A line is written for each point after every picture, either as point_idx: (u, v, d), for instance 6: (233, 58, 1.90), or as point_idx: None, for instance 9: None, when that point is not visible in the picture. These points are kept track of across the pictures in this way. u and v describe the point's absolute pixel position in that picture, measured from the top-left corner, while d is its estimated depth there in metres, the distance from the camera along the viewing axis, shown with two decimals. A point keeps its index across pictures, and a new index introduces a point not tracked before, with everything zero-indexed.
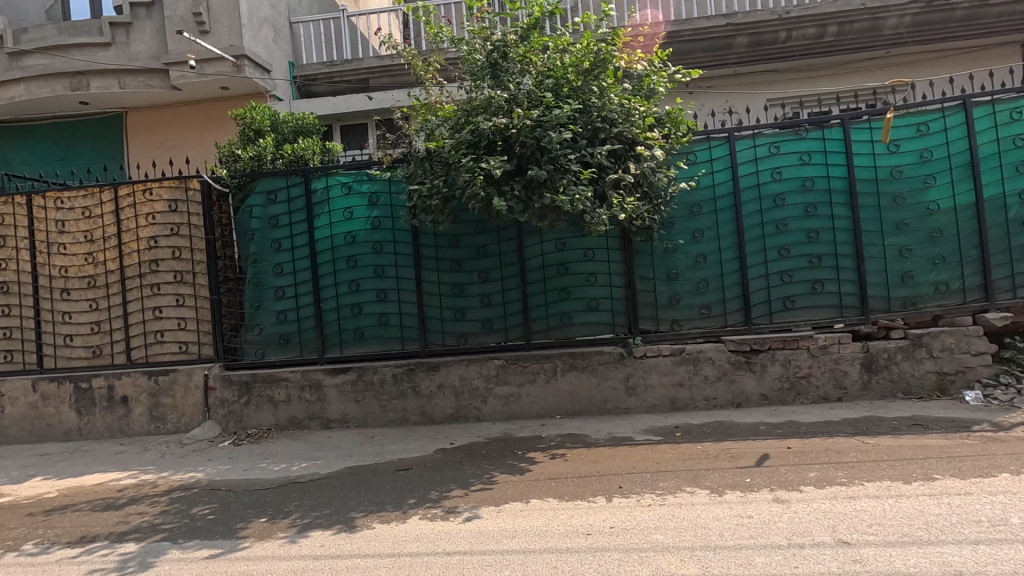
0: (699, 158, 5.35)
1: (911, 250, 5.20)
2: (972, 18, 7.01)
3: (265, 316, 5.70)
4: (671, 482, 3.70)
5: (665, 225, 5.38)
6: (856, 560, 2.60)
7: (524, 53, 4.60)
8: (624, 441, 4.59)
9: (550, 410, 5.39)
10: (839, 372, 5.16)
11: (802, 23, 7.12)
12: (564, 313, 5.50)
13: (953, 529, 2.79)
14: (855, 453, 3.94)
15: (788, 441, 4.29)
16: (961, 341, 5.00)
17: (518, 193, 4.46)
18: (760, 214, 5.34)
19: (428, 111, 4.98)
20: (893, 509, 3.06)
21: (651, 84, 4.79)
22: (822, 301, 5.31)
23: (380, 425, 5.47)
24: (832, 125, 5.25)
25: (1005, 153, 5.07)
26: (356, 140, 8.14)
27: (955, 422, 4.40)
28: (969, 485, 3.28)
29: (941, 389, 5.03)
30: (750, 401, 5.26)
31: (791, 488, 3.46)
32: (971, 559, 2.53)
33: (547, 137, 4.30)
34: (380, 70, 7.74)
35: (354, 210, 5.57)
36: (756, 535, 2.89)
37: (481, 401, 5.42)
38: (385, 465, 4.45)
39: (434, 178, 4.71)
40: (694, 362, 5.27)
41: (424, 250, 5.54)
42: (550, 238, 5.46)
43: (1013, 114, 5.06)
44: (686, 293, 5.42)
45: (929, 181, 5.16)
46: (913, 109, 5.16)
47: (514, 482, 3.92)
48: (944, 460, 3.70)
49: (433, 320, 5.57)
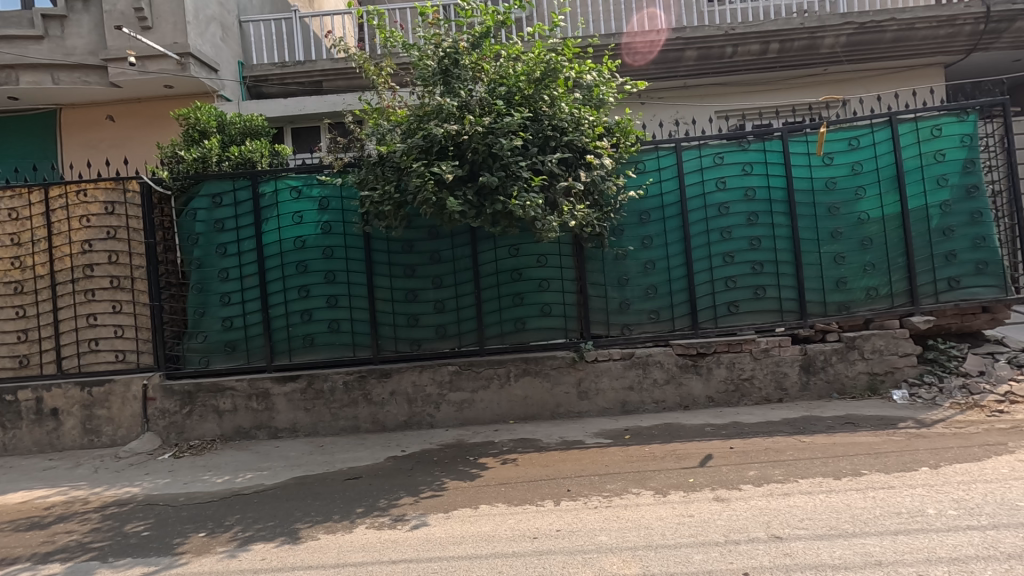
0: (647, 167, 5.51)
1: (844, 257, 5.48)
2: (901, 40, 7.48)
3: (209, 323, 5.50)
4: (618, 484, 3.78)
5: (616, 231, 5.50)
6: (787, 554, 2.72)
7: (476, 60, 4.64)
8: (575, 445, 4.66)
9: (504, 415, 5.41)
10: (779, 374, 5.39)
11: (746, 39, 7.42)
12: (518, 318, 5.54)
13: (876, 522, 2.96)
14: (792, 451, 4.12)
15: (731, 441, 4.45)
16: (890, 343, 5.30)
17: (470, 199, 4.47)
18: (705, 222, 5.54)
19: (380, 115, 4.94)
20: (823, 504, 3.22)
21: (600, 94, 4.86)
22: (764, 306, 5.53)
23: (331, 433, 5.38)
24: (772, 138, 5.50)
25: (927, 167, 5.41)
26: (308, 143, 8.01)
27: (883, 420, 4.66)
28: (892, 479, 3.49)
29: (872, 389, 5.32)
30: (697, 403, 5.42)
31: (730, 487, 3.59)
32: (890, 549, 2.68)
33: (498, 144, 4.34)
34: (334, 73, 7.65)
35: (304, 214, 5.47)
36: (696, 534, 2.99)
37: (435, 407, 5.40)
38: (333, 475, 4.37)
39: (386, 183, 4.67)
40: (644, 366, 5.40)
41: (377, 255, 5.48)
42: (504, 244, 5.49)
43: (935, 130, 5.39)
44: (636, 298, 5.55)
45: (861, 193, 5.46)
46: (845, 124, 5.47)
47: (465, 488, 3.92)
48: (872, 456, 3.91)
49: (386, 326, 5.50)
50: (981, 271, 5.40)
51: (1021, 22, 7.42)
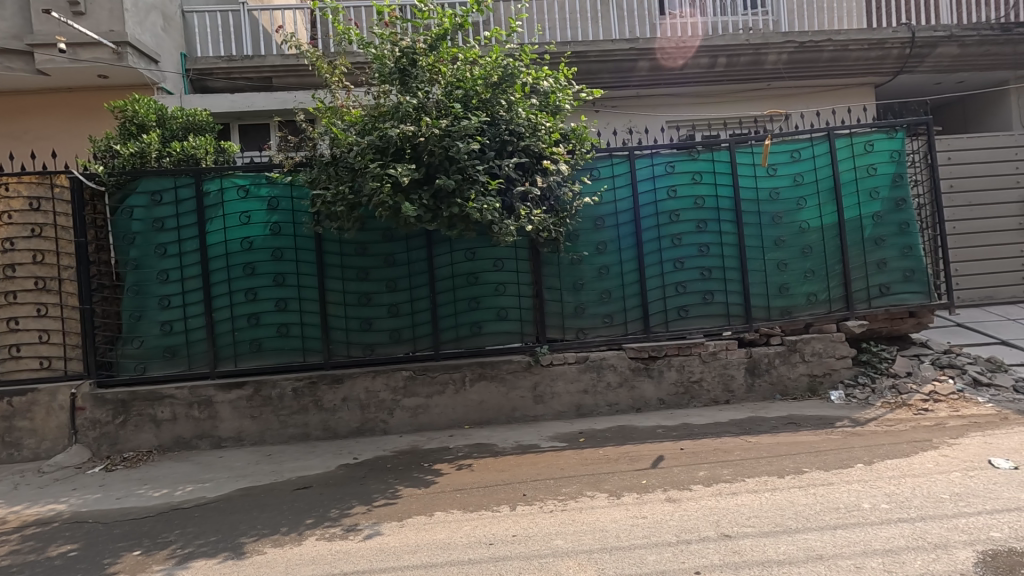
0: (602, 174, 5.59)
1: (787, 264, 5.73)
2: (837, 60, 7.93)
3: (146, 327, 5.20)
4: (574, 487, 3.81)
5: (572, 236, 5.56)
6: (735, 551, 2.81)
7: (432, 62, 4.58)
8: (530, 449, 4.67)
9: (459, 420, 5.37)
10: (727, 376, 5.59)
11: (696, 53, 7.69)
12: (474, 323, 5.51)
13: (817, 517, 3.10)
14: (739, 451, 4.27)
15: (682, 442, 4.57)
16: (828, 346, 5.59)
17: (426, 202, 4.43)
18: (657, 228, 5.68)
19: (334, 114, 4.82)
20: (768, 502, 3.34)
21: (557, 100, 4.90)
22: (712, 310, 5.71)
23: (279, 442, 5.20)
24: (720, 148, 5.70)
25: (861, 180, 5.74)
26: (256, 142, 7.72)
27: (822, 419, 4.91)
28: (831, 476, 3.67)
29: (812, 390, 5.59)
30: (649, 406, 5.55)
31: (682, 487, 3.68)
32: (830, 543, 2.82)
33: (456, 147, 4.32)
34: (284, 70, 7.42)
35: (251, 214, 5.26)
36: (649, 535, 3.05)
37: (389, 413, 5.30)
38: (282, 485, 4.21)
39: (339, 184, 4.54)
40: (598, 369, 5.49)
41: (329, 257, 5.33)
42: (460, 248, 5.45)
43: (868, 146, 5.74)
44: (591, 302, 5.62)
45: (802, 203, 5.74)
46: (787, 138, 5.74)
47: (420, 495, 3.85)
48: (812, 454, 4.10)
49: (337, 330, 5.36)
50: (908, 278, 5.77)
51: (941, 48, 8.02)
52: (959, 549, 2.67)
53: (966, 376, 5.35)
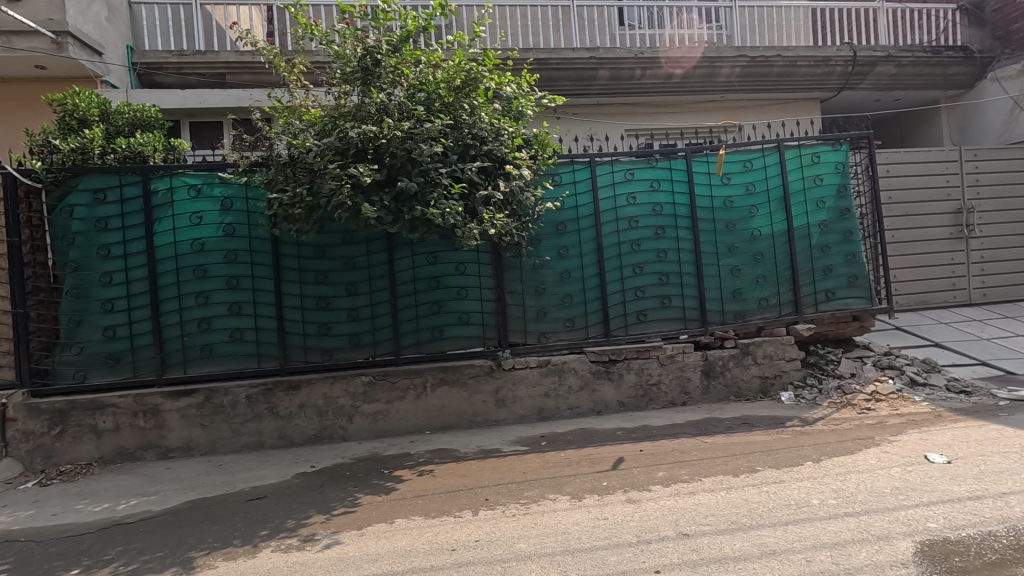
0: (563, 180, 5.66)
1: (740, 270, 5.93)
2: (786, 75, 8.30)
3: (87, 332, 4.92)
4: (536, 490, 3.82)
5: (534, 241, 5.59)
6: (694, 550, 2.87)
7: (395, 63, 4.53)
8: (492, 453, 4.66)
9: (420, 426, 5.30)
10: (684, 379, 5.73)
11: (654, 63, 7.89)
12: (435, 327, 5.46)
13: (770, 514, 3.21)
14: (696, 451, 4.39)
15: (641, 444, 4.66)
16: (778, 349, 5.81)
17: (387, 204, 4.38)
18: (617, 234, 5.79)
19: (292, 114, 4.72)
20: (724, 500, 3.44)
21: (519, 106, 4.92)
22: (670, 314, 5.85)
23: (231, 451, 5.01)
24: (677, 157, 5.87)
25: (809, 190, 6.02)
26: (208, 140, 7.45)
27: (773, 419, 5.09)
28: (782, 474, 3.81)
29: (764, 391, 5.80)
30: (609, 408, 5.63)
31: (642, 488, 3.74)
32: (782, 539, 2.92)
33: (418, 149, 4.29)
34: (239, 66, 7.22)
35: (203, 215, 5.07)
36: (610, 536, 3.08)
37: (347, 420, 5.18)
38: (235, 496, 4.06)
39: (297, 185, 4.44)
40: (559, 373, 5.53)
41: (286, 260, 5.19)
42: (421, 251, 5.41)
43: (815, 157, 6.02)
44: (553, 306, 5.66)
45: (754, 211, 5.96)
46: (740, 148, 5.95)
47: (380, 502, 3.78)
48: (765, 453, 4.25)
49: (294, 335, 5.21)
50: (852, 284, 6.07)
51: (880, 67, 8.51)
52: (900, 540, 2.82)
53: (904, 377, 5.67)
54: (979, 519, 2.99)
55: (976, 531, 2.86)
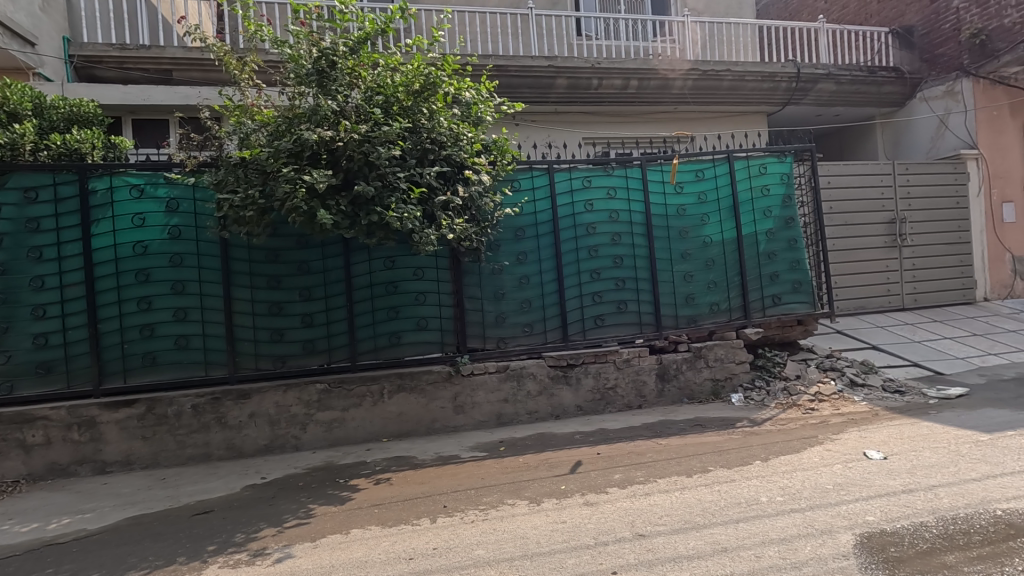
0: (522, 186, 5.70)
1: (693, 276, 6.11)
2: (735, 89, 8.64)
3: (15, 340, 4.60)
4: (494, 496, 3.81)
5: (492, 246, 5.60)
6: (649, 550, 2.93)
7: (353, 66, 4.48)
8: (451, 460, 4.62)
9: (376, 434, 5.21)
10: (639, 382, 5.85)
11: (610, 74, 8.07)
12: (393, 333, 5.38)
13: (721, 512, 3.30)
14: (651, 453, 4.48)
15: (598, 447, 4.72)
16: (729, 352, 6.01)
17: (344, 208, 4.31)
18: (575, 240, 5.87)
19: (243, 113, 4.58)
20: (678, 500, 3.52)
21: (478, 112, 4.92)
22: (626, 319, 5.97)
23: (175, 464, 4.78)
24: (633, 166, 6.01)
25: (756, 200, 6.27)
26: (153, 138, 7.12)
27: (725, 421, 5.26)
28: (733, 473, 3.94)
29: (715, 393, 5.98)
30: (567, 412, 5.69)
31: (599, 491, 3.78)
32: (733, 536, 3.01)
33: (376, 153, 4.25)
34: (187, 63, 6.96)
35: (146, 217, 4.84)
36: (569, 539, 3.11)
37: (300, 428, 5.04)
38: (179, 511, 3.87)
39: (249, 187, 4.32)
40: (518, 378, 5.54)
41: (236, 264, 5.00)
42: (378, 256, 5.33)
43: (762, 168, 6.28)
44: (511, 312, 5.68)
45: (705, 219, 6.16)
46: (693, 158, 6.15)
47: (334, 512, 3.68)
48: (717, 453, 4.38)
49: (244, 342, 5.03)
50: (797, 290, 6.35)
51: (821, 84, 8.98)
52: (842, 533, 2.95)
53: (845, 378, 5.98)
54: (913, 510, 3.17)
55: (910, 522, 3.03)
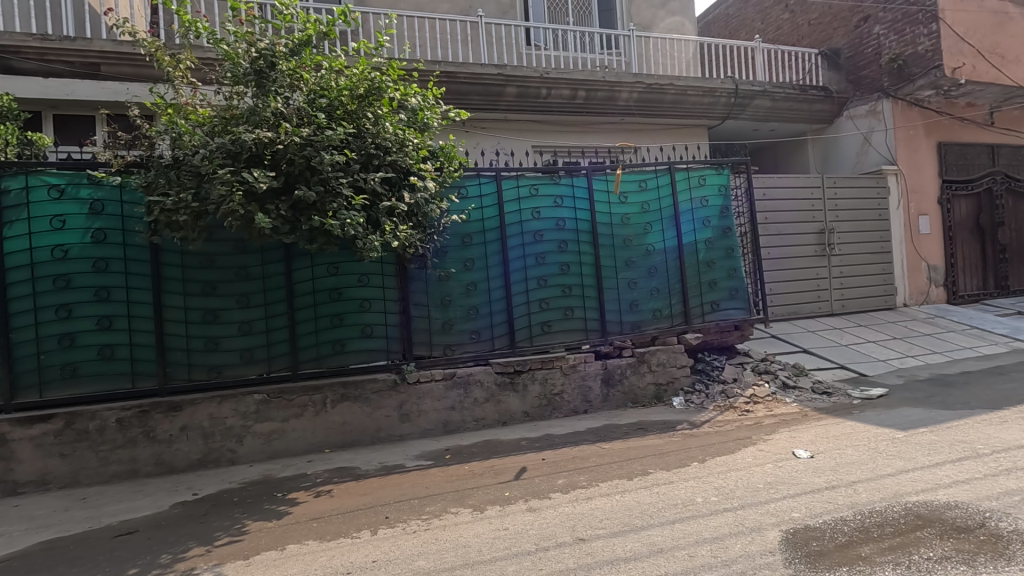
0: (469, 193, 5.71)
1: (637, 283, 6.27)
2: (677, 103, 8.97)
3: None
4: (438, 505, 3.78)
5: (439, 253, 5.57)
6: (588, 553, 2.98)
7: (294, 67, 4.39)
8: (395, 469, 4.55)
9: (318, 445, 5.07)
10: (585, 388, 5.94)
11: (558, 84, 8.20)
12: (336, 341, 5.26)
13: (659, 514, 3.40)
14: (595, 458, 4.56)
15: (543, 453, 4.76)
16: (671, 357, 6.20)
17: (283, 213, 4.20)
18: (522, 247, 5.92)
19: (176, 112, 4.39)
20: (619, 503, 3.60)
21: (425, 118, 4.87)
22: (573, 325, 6.05)
23: (97, 482, 4.50)
24: (579, 175, 6.14)
25: (696, 210, 6.51)
26: (77, 136, 6.80)
27: (666, 424, 5.42)
28: (672, 475, 4.06)
29: (658, 397, 6.15)
30: (514, 419, 5.71)
31: (542, 497, 3.82)
32: (669, 536, 3.11)
33: (318, 157, 4.16)
34: (117, 57, 6.53)
35: (67, 218, 4.54)
36: (510, 546, 3.12)
37: (237, 441, 4.84)
38: (99, 532, 3.64)
39: (181, 189, 4.14)
40: (465, 385, 5.53)
41: (167, 270, 4.77)
42: (321, 262, 5.20)
43: (701, 180, 6.54)
44: (459, 319, 5.66)
45: (648, 228, 6.34)
46: (636, 169, 6.34)
47: (270, 528, 3.55)
48: (658, 456, 4.50)
49: (176, 351, 4.80)
50: (733, 296, 6.63)
51: (758, 100, 9.43)
52: (769, 530, 3.10)
53: (778, 380, 6.29)
54: (834, 506, 3.36)
55: (831, 517, 3.21)
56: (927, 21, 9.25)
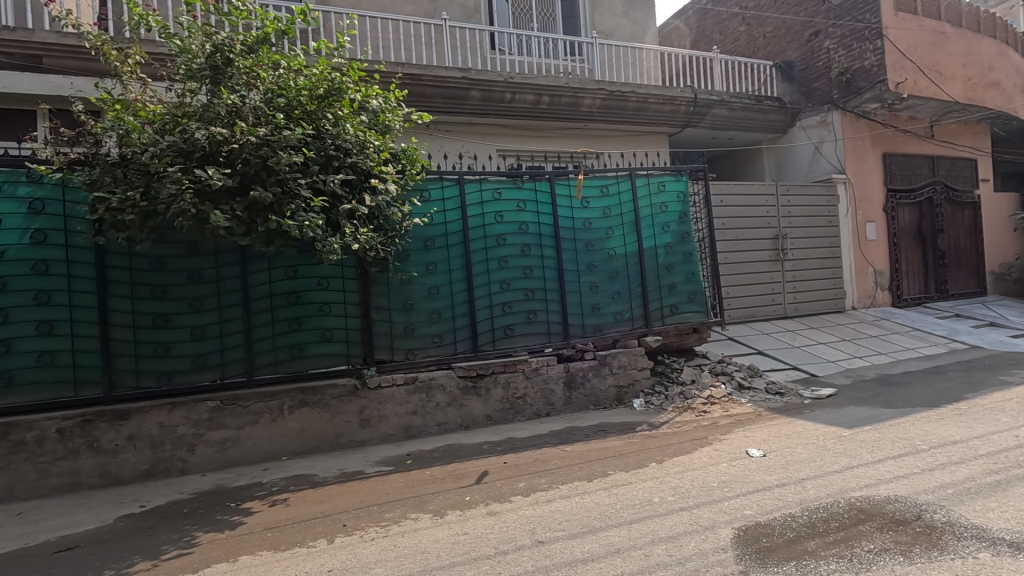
0: (432, 196, 5.68)
1: (599, 286, 6.36)
2: (639, 110, 9.15)
3: None
4: (397, 511, 3.74)
5: (401, 256, 5.52)
6: (547, 555, 2.99)
7: (251, 65, 4.29)
8: (354, 476, 4.47)
9: (275, 452, 4.94)
10: (547, 391, 5.98)
11: (523, 89, 8.25)
12: (294, 345, 5.15)
13: (617, 514, 3.45)
14: (556, 460, 4.59)
15: (505, 456, 4.77)
16: (632, 359, 6.30)
17: (238, 214, 4.09)
18: (485, 251, 5.93)
19: (124, 108, 4.22)
20: (578, 505, 3.64)
21: (386, 120, 4.80)
22: (535, 329, 6.09)
23: (35, 496, 4.27)
24: (542, 179, 6.18)
25: (656, 215, 6.66)
26: (15, 131, 6.47)
27: (626, 425, 5.51)
28: (630, 476, 4.12)
29: (619, 399, 6.24)
30: (477, 423, 5.70)
31: (502, 500, 3.82)
32: (627, 536, 3.16)
33: (275, 157, 4.07)
34: (60, 50, 6.26)
35: (3, 218, 4.30)
36: (469, 550, 3.11)
37: (188, 450, 4.67)
38: (37, 549, 3.45)
39: (129, 188, 3.99)
40: (427, 389, 5.49)
41: (113, 273, 4.59)
42: (279, 265, 5.09)
43: (661, 186, 6.69)
44: (421, 322, 5.61)
45: (610, 233, 6.44)
46: (598, 174, 6.43)
47: (222, 540, 3.44)
48: (617, 458, 4.57)
49: (123, 357, 4.61)
50: (692, 300, 6.79)
51: (715, 109, 9.70)
52: (722, 528, 3.19)
53: (733, 381, 6.48)
54: (784, 503, 3.48)
55: (780, 514, 3.32)
56: (873, 38, 9.73)
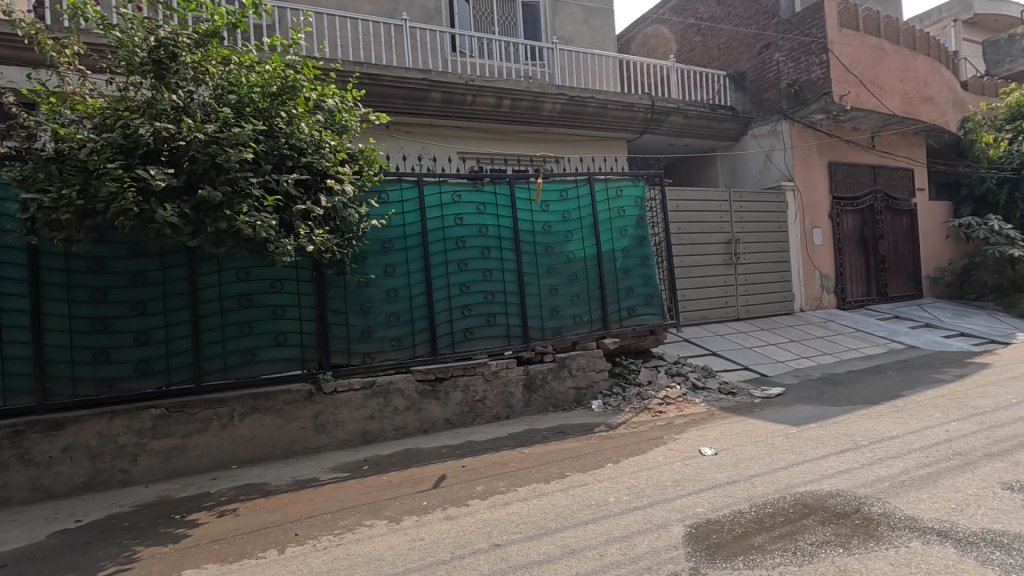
0: (390, 198, 5.62)
1: (558, 289, 6.41)
2: (599, 115, 9.29)
3: None
4: (352, 518, 3.66)
5: (358, 259, 5.43)
6: (503, 558, 2.99)
7: (199, 60, 4.15)
8: (308, 483, 4.36)
9: (225, 461, 4.77)
10: (507, 393, 5.98)
11: (484, 92, 8.25)
12: (246, 350, 4.98)
13: (574, 515, 3.49)
14: (515, 462, 4.60)
15: (464, 460, 4.74)
16: (590, 361, 6.38)
17: (185, 213, 3.94)
18: (444, 253, 5.89)
19: (60, 101, 4.01)
20: (535, 507, 3.65)
21: (343, 120, 4.73)
22: (495, 331, 6.09)
23: None
24: (502, 182, 6.20)
25: (613, 220, 6.77)
26: None
27: (585, 426, 5.58)
28: (587, 477, 4.17)
29: (578, 401, 6.30)
30: (436, 426, 5.64)
31: (459, 504, 3.80)
32: (582, 536, 3.20)
33: (224, 155, 3.94)
34: None
35: None
36: (424, 556, 3.08)
37: (130, 460, 4.46)
38: None
39: (65, 185, 3.79)
40: (385, 394, 5.40)
41: (48, 275, 4.34)
42: (229, 267, 4.92)
43: (618, 191, 6.80)
44: (378, 326, 5.53)
45: (569, 236, 6.50)
46: (557, 178, 6.49)
47: (164, 554, 3.29)
48: (575, 459, 4.61)
49: (58, 364, 4.36)
50: (649, 302, 6.93)
51: (673, 116, 9.94)
52: (675, 526, 3.26)
53: (688, 382, 6.64)
54: (733, 499, 3.59)
55: (730, 510, 3.42)
56: (819, 52, 10.19)
